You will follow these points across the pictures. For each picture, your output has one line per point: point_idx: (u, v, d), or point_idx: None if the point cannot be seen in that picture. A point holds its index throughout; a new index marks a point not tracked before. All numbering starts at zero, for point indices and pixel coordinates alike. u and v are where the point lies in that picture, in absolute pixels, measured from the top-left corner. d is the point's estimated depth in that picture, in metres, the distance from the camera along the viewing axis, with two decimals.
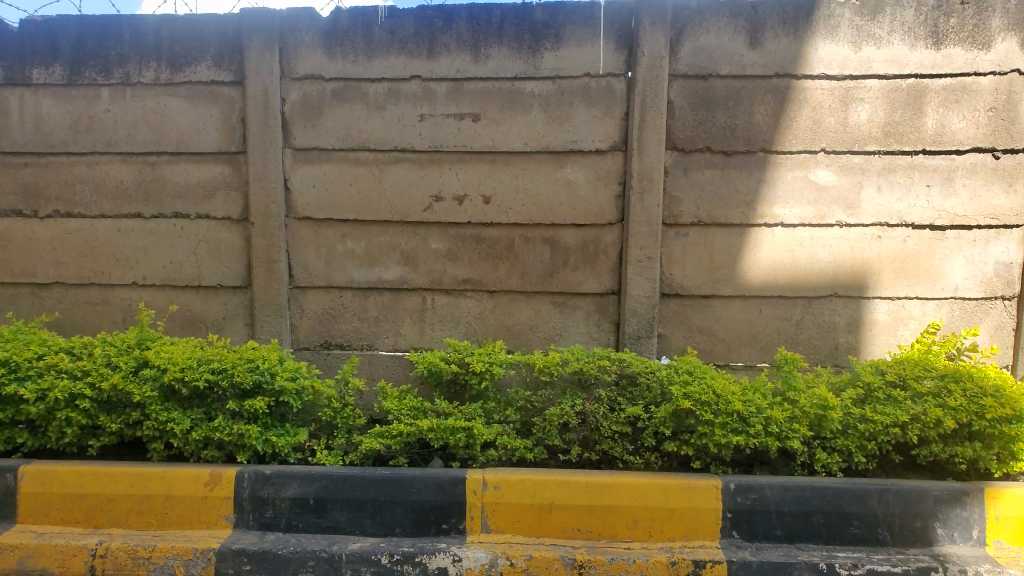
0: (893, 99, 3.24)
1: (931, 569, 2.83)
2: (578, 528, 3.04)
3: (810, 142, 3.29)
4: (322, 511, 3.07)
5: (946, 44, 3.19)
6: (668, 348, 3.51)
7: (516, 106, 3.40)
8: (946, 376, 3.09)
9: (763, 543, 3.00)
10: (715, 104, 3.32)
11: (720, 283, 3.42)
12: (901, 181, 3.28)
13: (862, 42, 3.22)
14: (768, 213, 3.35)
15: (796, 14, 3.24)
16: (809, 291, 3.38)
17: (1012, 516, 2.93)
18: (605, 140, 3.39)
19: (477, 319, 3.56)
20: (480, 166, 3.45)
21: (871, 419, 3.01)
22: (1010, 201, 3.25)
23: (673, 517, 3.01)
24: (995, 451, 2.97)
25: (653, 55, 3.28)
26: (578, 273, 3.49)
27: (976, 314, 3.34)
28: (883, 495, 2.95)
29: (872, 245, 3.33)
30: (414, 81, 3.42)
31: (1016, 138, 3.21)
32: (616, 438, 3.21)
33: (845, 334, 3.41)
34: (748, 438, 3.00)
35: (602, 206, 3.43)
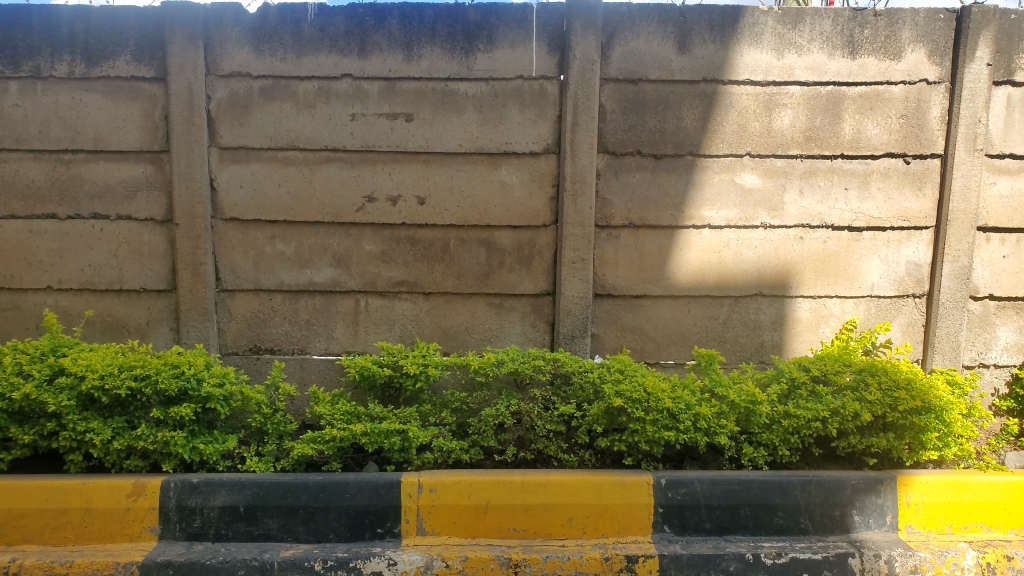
0: (814, 105, 3.37)
1: (849, 555, 2.97)
2: (513, 528, 3.06)
3: (736, 146, 3.40)
4: (253, 519, 3.00)
5: (861, 53, 3.34)
6: (602, 347, 3.56)
7: (449, 108, 3.40)
8: (863, 371, 3.23)
9: (693, 536, 3.08)
10: (645, 108, 3.39)
11: (651, 284, 3.49)
12: (821, 184, 3.42)
13: (783, 49, 3.34)
14: (696, 215, 3.44)
15: (722, 21, 3.33)
16: (735, 291, 3.49)
17: (922, 502, 3.09)
18: (539, 142, 3.41)
19: (412, 322, 3.54)
20: (413, 167, 3.43)
21: (794, 413, 3.13)
22: (920, 203, 3.42)
23: (606, 514, 3.07)
24: (907, 441, 3.13)
25: (585, 59, 3.33)
26: (513, 275, 3.51)
27: (890, 311, 3.51)
28: (806, 486, 3.08)
29: (795, 246, 3.45)
30: (345, 80, 3.37)
31: (925, 144, 3.39)
32: (551, 437, 3.25)
33: (769, 331, 3.53)
34: (678, 434, 3.07)
35: (537, 207, 3.45)
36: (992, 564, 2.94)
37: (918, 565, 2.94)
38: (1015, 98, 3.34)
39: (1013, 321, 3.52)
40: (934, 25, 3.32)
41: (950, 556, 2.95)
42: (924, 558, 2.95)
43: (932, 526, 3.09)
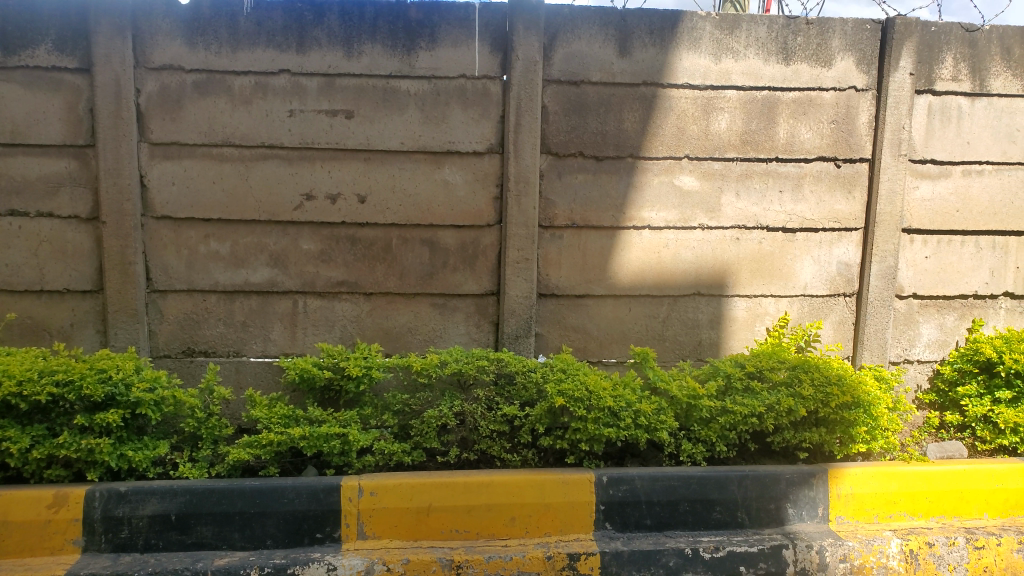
0: (750, 110, 3.46)
1: (783, 547, 3.05)
2: (456, 529, 3.04)
3: (675, 148, 3.46)
4: (185, 528, 2.90)
5: (794, 60, 3.44)
6: (545, 347, 3.57)
7: (391, 105, 3.36)
8: (796, 368, 3.34)
9: (634, 533, 3.12)
10: (587, 110, 3.42)
11: (593, 283, 3.53)
12: (757, 187, 3.51)
13: (721, 54, 3.42)
14: (637, 216, 3.49)
15: (662, 26, 3.39)
16: (674, 290, 3.55)
17: (852, 494, 3.20)
18: (482, 142, 3.40)
19: (353, 323, 3.48)
20: (354, 165, 3.37)
21: (731, 410, 3.20)
22: (850, 206, 3.55)
23: (549, 512, 3.08)
24: (839, 435, 3.25)
25: (527, 60, 3.33)
26: (457, 275, 3.48)
27: (822, 309, 3.63)
28: (742, 481, 3.16)
29: (731, 247, 3.54)
30: (283, 75, 3.30)
31: (854, 148, 3.51)
32: (494, 437, 3.25)
33: (707, 330, 3.60)
34: (619, 431, 3.12)
35: (480, 207, 3.44)
36: (915, 550, 3.07)
37: (847, 554, 3.05)
38: (936, 106, 3.49)
39: (935, 318, 3.66)
40: (862, 34, 3.45)
41: (876, 544, 3.07)
42: (852, 547, 3.06)
43: (860, 515, 3.21)
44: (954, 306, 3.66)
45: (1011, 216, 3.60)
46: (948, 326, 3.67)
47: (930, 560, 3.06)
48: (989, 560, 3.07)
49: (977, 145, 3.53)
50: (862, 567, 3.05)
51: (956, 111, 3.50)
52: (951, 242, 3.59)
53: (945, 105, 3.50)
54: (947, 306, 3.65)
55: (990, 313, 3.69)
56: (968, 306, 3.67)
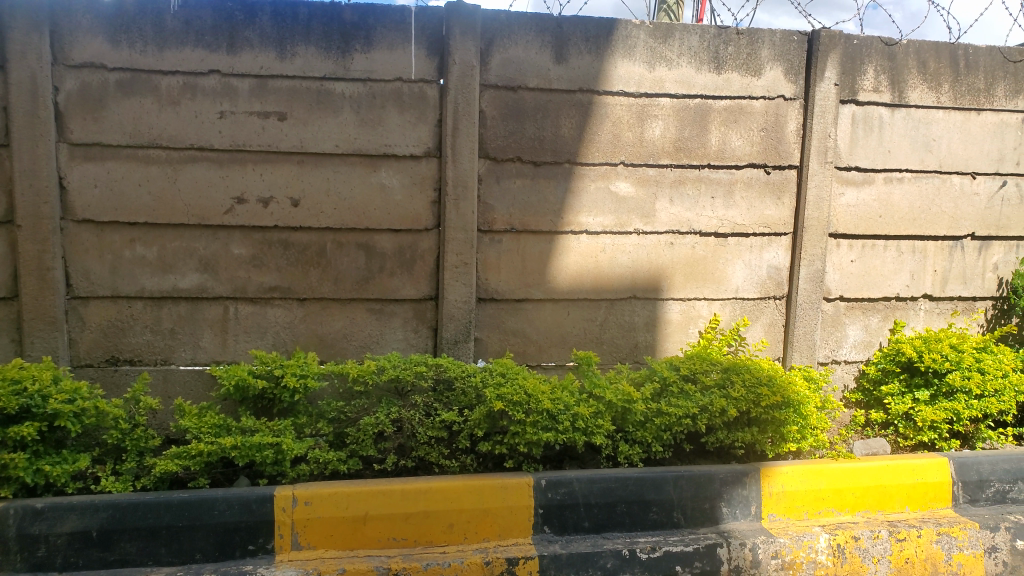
0: (683, 117, 3.53)
1: (718, 545, 3.12)
2: (393, 537, 3.01)
3: (611, 155, 3.51)
4: (107, 544, 2.78)
5: (725, 69, 3.53)
6: (484, 352, 3.55)
7: (325, 108, 3.31)
8: (728, 370, 3.41)
9: (572, 536, 3.14)
10: (524, 115, 3.44)
11: (532, 287, 3.53)
12: (690, 193, 3.58)
13: (655, 62, 3.48)
14: (575, 221, 3.52)
15: (598, 33, 3.44)
16: (611, 294, 3.59)
17: (783, 491, 3.29)
18: (419, 146, 3.38)
19: (287, 329, 3.41)
20: (287, 168, 3.31)
21: (666, 411, 3.26)
22: (779, 211, 3.66)
23: (488, 518, 3.07)
24: (770, 435, 3.33)
25: (464, 65, 3.33)
26: (394, 279, 3.45)
27: (752, 312, 3.73)
28: (678, 481, 3.21)
29: (666, 251, 3.60)
30: (213, 76, 3.22)
31: (783, 156, 3.62)
32: (432, 443, 3.23)
33: (643, 333, 3.65)
34: (557, 434, 3.14)
35: (417, 211, 3.42)
36: (843, 545, 3.16)
37: (778, 550, 3.13)
38: (859, 116, 3.63)
39: (859, 320, 3.80)
40: (789, 46, 3.57)
41: (806, 540, 3.16)
42: (784, 543, 3.14)
43: (791, 512, 3.30)
44: (877, 308, 3.80)
45: (929, 222, 3.76)
46: (872, 327, 3.81)
47: (856, 553, 3.17)
48: (911, 551, 3.18)
49: (897, 153, 3.69)
50: (793, 562, 3.14)
51: (878, 121, 3.65)
52: (874, 246, 3.73)
53: (867, 115, 3.64)
54: (871, 308, 3.79)
55: (911, 315, 3.84)
56: (890, 308, 3.81)
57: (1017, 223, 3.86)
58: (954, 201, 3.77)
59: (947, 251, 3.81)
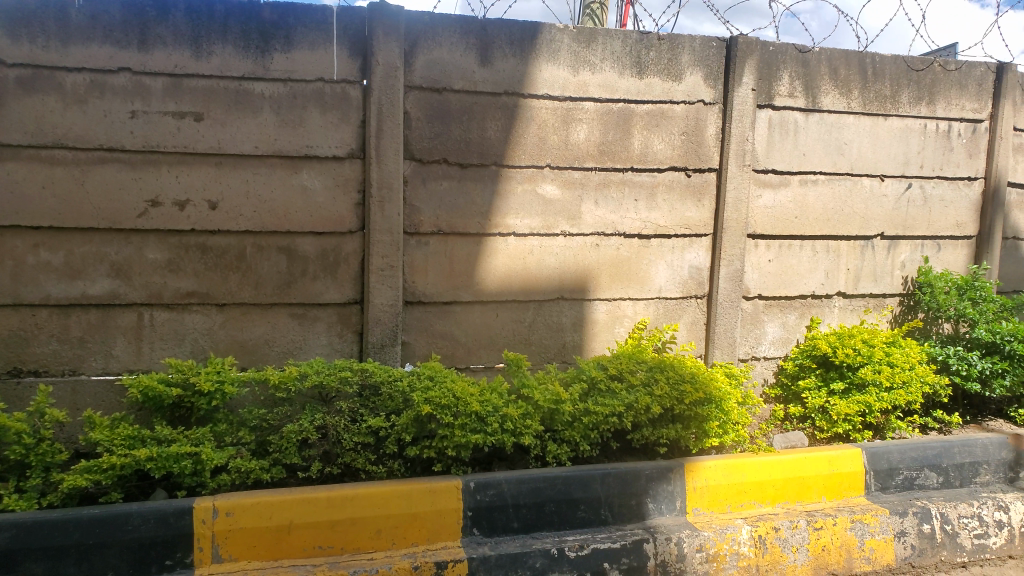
0: (606, 121, 3.58)
1: (644, 541, 3.17)
2: (319, 545, 2.95)
3: (537, 157, 3.53)
4: (10, 565, 2.64)
5: (647, 73, 3.60)
6: (411, 356, 3.51)
7: (244, 108, 3.23)
8: (653, 368, 3.48)
9: (501, 537, 3.15)
10: (450, 117, 3.43)
11: (460, 289, 3.51)
12: (614, 195, 3.64)
13: (578, 66, 3.52)
14: (502, 223, 3.52)
15: (522, 36, 3.46)
16: (540, 295, 3.61)
17: (707, 486, 3.36)
18: (342, 147, 3.34)
19: (205, 336, 3.31)
20: (204, 170, 3.22)
21: (593, 410, 3.29)
22: (700, 213, 3.75)
23: (416, 522, 3.05)
24: (693, 431, 3.41)
25: (388, 66, 3.30)
26: (317, 283, 3.39)
27: (676, 311, 3.81)
28: (605, 479, 3.25)
29: (592, 252, 3.65)
30: (123, 74, 3.10)
31: (703, 159, 3.72)
32: (358, 449, 3.19)
33: (571, 333, 3.68)
34: (486, 436, 3.16)
35: (341, 213, 3.37)
36: (763, 536, 3.26)
37: (703, 543, 3.21)
38: (775, 120, 3.76)
39: (778, 318, 3.93)
40: (708, 51, 3.66)
41: (729, 532, 3.24)
42: (708, 536, 3.22)
43: (715, 506, 3.37)
44: (794, 305, 3.94)
45: (841, 222, 3.92)
46: (790, 323, 3.95)
47: (776, 543, 3.26)
48: (827, 539, 3.29)
49: (811, 157, 3.83)
50: (716, 555, 3.22)
51: (793, 125, 3.78)
52: (791, 246, 3.87)
53: (783, 119, 3.77)
54: (788, 305, 3.93)
55: (826, 311, 4.00)
56: (806, 305, 3.96)
57: (923, 223, 4.06)
58: (864, 202, 3.95)
59: (858, 250, 3.98)
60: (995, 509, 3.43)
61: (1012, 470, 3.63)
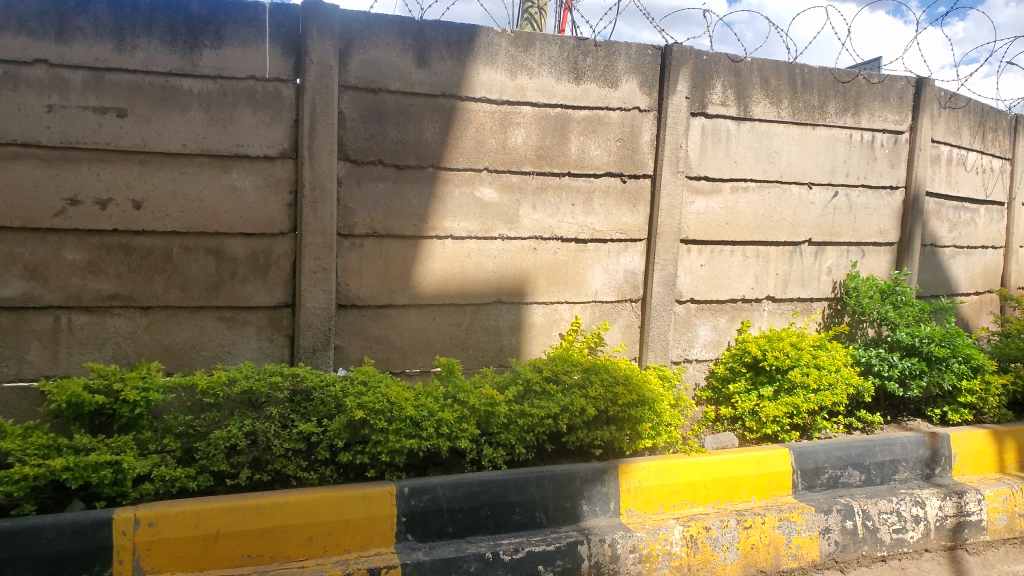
0: (544, 125, 3.60)
1: (578, 543, 3.18)
2: (247, 554, 2.88)
3: (474, 160, 3.52)
4: None
5: (584, 79, 3.63)
6: (344, 360, 3.45)
7: (171, 105, 3.13)
8: (588, 370, 3.51)
9: (436, 542, 3.12)
10: (386, 118, 3.39)
11: (396, 292, 3.47)
12: (552, 199, 3.66)
13: (516, 70, 3.53)
14: (439, 226, 3.50)
15: (459, 39, 3.45)
16: (477, 298, 3.60)
17: (640, 487, 3.39)
18: (274, 147, 3.27)
19: (128, 340, 3.19)
20: (127, 167, 3.10)
21: (529, 413, 3.30)
22: (635, 218, 3.81)
23: (348, 529, 3.00)
24: (627, 433, 3.45)
25: (322, 64, 3.25)
26: (247, 286, 3.31)
27: (611, 314, 3.85)
28: (540, 481, 3.25)
29: (529, 255, 3.66)
30: (40, 66, 2.96)
31: (638, 165, 3.77)
32: (289, 456, 3.12)
33: (508, 336, 3.68)
34: (421, 441, 3.14)
35: (272, 214, 3.30)
36: (695, 535, 3.30)
37: (636, 544, 3.23)
38: (708, 128, 3.84)
39: (709, 321, 4.01)
40: (644, 59, 3.72)
41: (661, 533, 3.27)
42: (640, 537, 3.24)
43: (648, 507, 3.41)
44: (725, 309, 4.03)
45: (771, 228, 4.03)
46: (721, 326, 4.04)
47: (707, 542, 3.31)
48: (756, 538, 3.35)
49: (742, 164, 3.93)
50: (649, 555, 3.24)
51: (725, 133, 3.87)
52: (722, 251, 3.96)
53: (716, 127, 3.86)
54: (719, 309, 4.02)
55: (756, 315, 4.10)
56: (737, 309, 4.06)
57: (848, 230, 4.22)
58: (793, 209, 4.07)
59: (787, 255, 4.10)
60: (913, 504, 3.52)
61: (929, 467, 3.73)
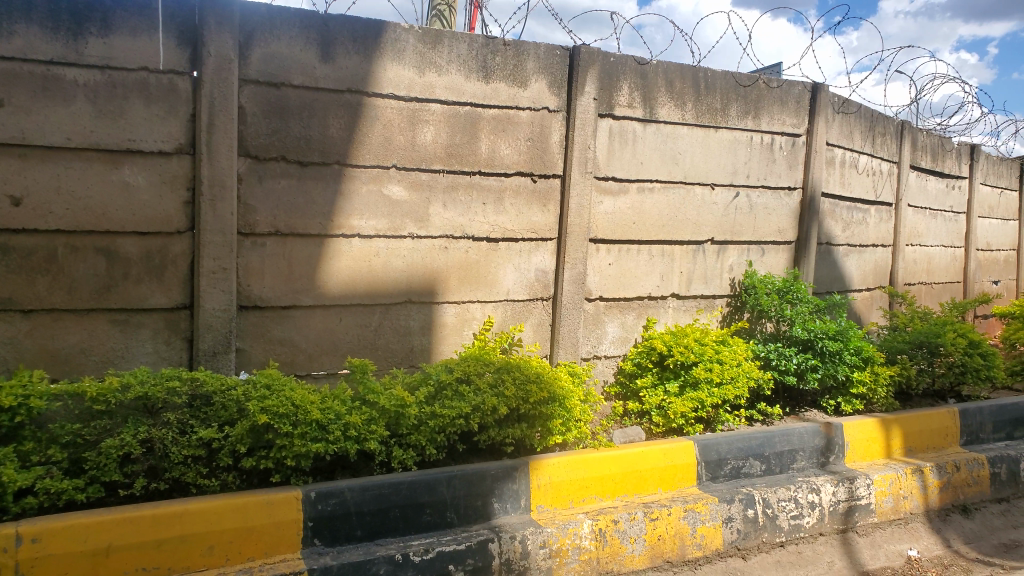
0: (453, 124, 3.58)
1: (489, 541, 3.16)
2: (142, 567, 2.74)
3: (381, 158, 3.47)
4: None
5: (493, 78, 3.64)
6: (247, 363, 3.34)
7: (54, 96, 2.95)
8: (500, 369, 3.51)
9: (344, 546, 3.05)
10: (289, 114, 3.30)
11: (301, 293, 3.39)
12: (462, 198, 3.65)
13: (424, 67, 3.50)
14: (345, 224, 3.43)
15: (365, 34, 3.39)
16: (386, 298, 3.55)
17: (550, 482, 3.41)
18: (169, 141, 3.13)
19: (8, 345, 3.00)
20: (6, 162, 2.92)
21: (439, 414, 3.26)
22: (546, 217, 3.84)
23: (252, 536, 2.91)
24: (538, 429, 3.48)
25: (220, 57, 3.13)
26: (142, 287, 3.16)
27: (523, 312, 3.88)
28: (451, 481, 3.21)
29: (440, 255, 3.64)
30: None
31: (548, 165, 3.80)
32: (188, 463, 2.98)
33: (419, 336, 3.65)
34: (327, 445, 3.08)
35: (168, 212, 3.16)
36: (604, 529, 3.33)
37: (545, 540, 3.24)
38: (615, 130, 3.92)
39: (617, 318, 4.09)
40: (553, 59, 3.76)
41: (571, 527, 3.29)
42: (551, 532, 3.25)
43: (558, 502, 3.42)
44: (633, 306, 4.12)
45: (675, 228, 4.15)
46: (628, 323, 4.13)
47: (615, 535, 3.35)
48: (663, 529, 3.42)
49: (649, 165, 4.03)
50: (559, 550, 3.26)
51: (632, 135, 3.96)
52: (630, 250, 4.05)
53: (623, 129, 3.94)
54: (627, 306, 4.10)
55: (661, 312, 4.21)
56: (643, 306, 4.15)
57: (748, 229, 4.39)
58: (696, 209, 4.20)
59: (690, 254, 4.23)
60: (808, 491, 3.69)
61: (824, 455, 3.92)
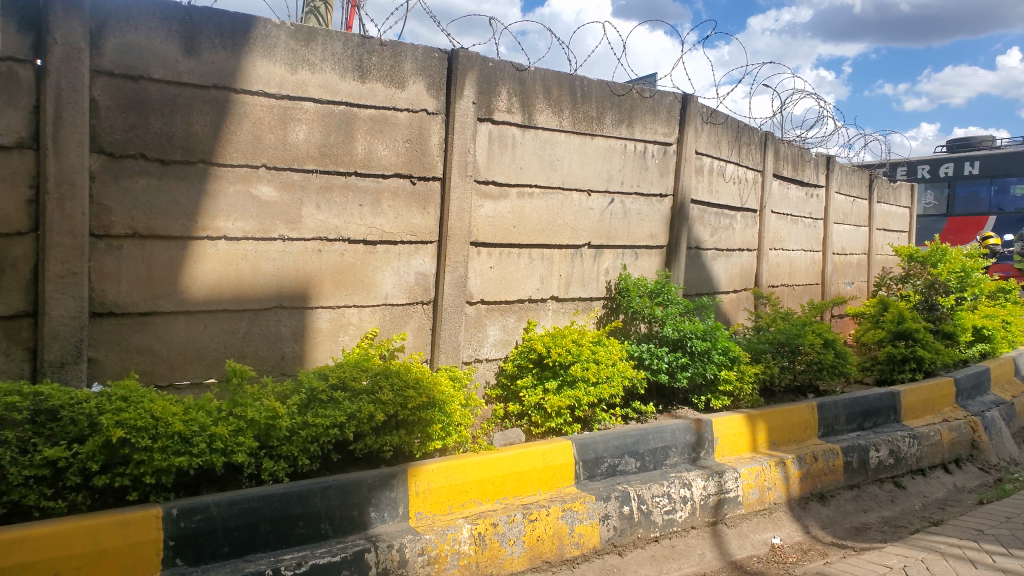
0: (327, 123, 3.49)
1: (365, 551, 3.05)
2: None
3: (250, 157, 3.33)
4: None
5: (369, 78, 3.58)
6: (100, 374, 3.11)
7: None
8: (379, 375, 3.43)
9: (209, 564, 2.87)
10: (147, 108, 3.12)
11: (161, 299, 3.20)
12: (337, 199, 3.56)
13: (296, 65, 3.39)
14: (210, 225, 3.27)
15: (233, 28, 3.25)
16: (254, 303, 3.41)
17: (430, 488, 3.37)
18: (8, 134, 2.86)
19: None
20: None
21: (312, 423, 3.17)
22: (425, 220, 3.82)
23: (104, 560, 2.67)
24: (417, 435, 3.43)
25: (67, 45, 2.90)
26: None
27: (402, 317, 3.83)
28: (325, 492, 3.10)
29: (314, 258, 3.53)
30: None
31: (427, 167, 3.79)
32: (29, 484, 2.71)
33: (290, 343, 3.53)
34: (191, 458, 2.90)
35: (7, 211, 2.89)
36: (483, 532, 3.32)
37: (424, 546, 3.18)
38: (494, 134, 3.96)
39: (498, 321, 4.12)
40: (430, 62, 3.75)
41: (449, 533, 3.25)
42: (429, 539, 3.20)
43: (437, 508, 3.38)
44: (513, 309, 4.17)
45: (553, 232, 4.24)
46: (509, 326, 4.17)
47: (494, 538, 3.35)
48: (542, 530, 3.45)
49: (528, 170, 4.09)
50: (438, 556, 3.21)
51: (511, 139, 4.01)
52: (509, 254, 4.10)
53: (501, 133, 3.98)
54: (507, 309, 4.14)
55: (541, 314, 4.29)
56: (524, 309, 4.22)
57: (623, 234, 4.55)
58: (574, 214, 4.31)
59: (569, 258, 4.34)
60: (681, 486, 3.83)
61: (695, 451, 4.08)
